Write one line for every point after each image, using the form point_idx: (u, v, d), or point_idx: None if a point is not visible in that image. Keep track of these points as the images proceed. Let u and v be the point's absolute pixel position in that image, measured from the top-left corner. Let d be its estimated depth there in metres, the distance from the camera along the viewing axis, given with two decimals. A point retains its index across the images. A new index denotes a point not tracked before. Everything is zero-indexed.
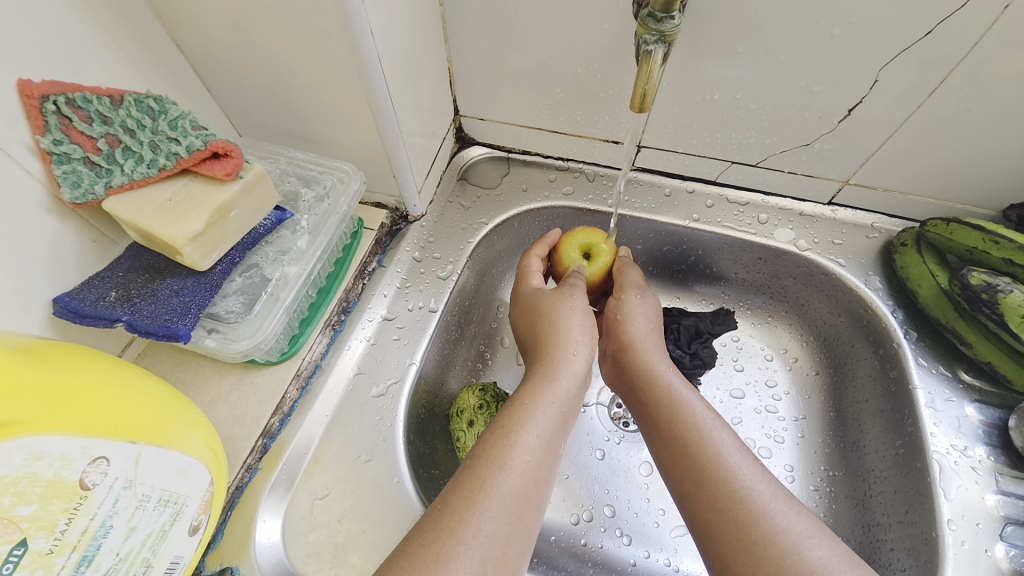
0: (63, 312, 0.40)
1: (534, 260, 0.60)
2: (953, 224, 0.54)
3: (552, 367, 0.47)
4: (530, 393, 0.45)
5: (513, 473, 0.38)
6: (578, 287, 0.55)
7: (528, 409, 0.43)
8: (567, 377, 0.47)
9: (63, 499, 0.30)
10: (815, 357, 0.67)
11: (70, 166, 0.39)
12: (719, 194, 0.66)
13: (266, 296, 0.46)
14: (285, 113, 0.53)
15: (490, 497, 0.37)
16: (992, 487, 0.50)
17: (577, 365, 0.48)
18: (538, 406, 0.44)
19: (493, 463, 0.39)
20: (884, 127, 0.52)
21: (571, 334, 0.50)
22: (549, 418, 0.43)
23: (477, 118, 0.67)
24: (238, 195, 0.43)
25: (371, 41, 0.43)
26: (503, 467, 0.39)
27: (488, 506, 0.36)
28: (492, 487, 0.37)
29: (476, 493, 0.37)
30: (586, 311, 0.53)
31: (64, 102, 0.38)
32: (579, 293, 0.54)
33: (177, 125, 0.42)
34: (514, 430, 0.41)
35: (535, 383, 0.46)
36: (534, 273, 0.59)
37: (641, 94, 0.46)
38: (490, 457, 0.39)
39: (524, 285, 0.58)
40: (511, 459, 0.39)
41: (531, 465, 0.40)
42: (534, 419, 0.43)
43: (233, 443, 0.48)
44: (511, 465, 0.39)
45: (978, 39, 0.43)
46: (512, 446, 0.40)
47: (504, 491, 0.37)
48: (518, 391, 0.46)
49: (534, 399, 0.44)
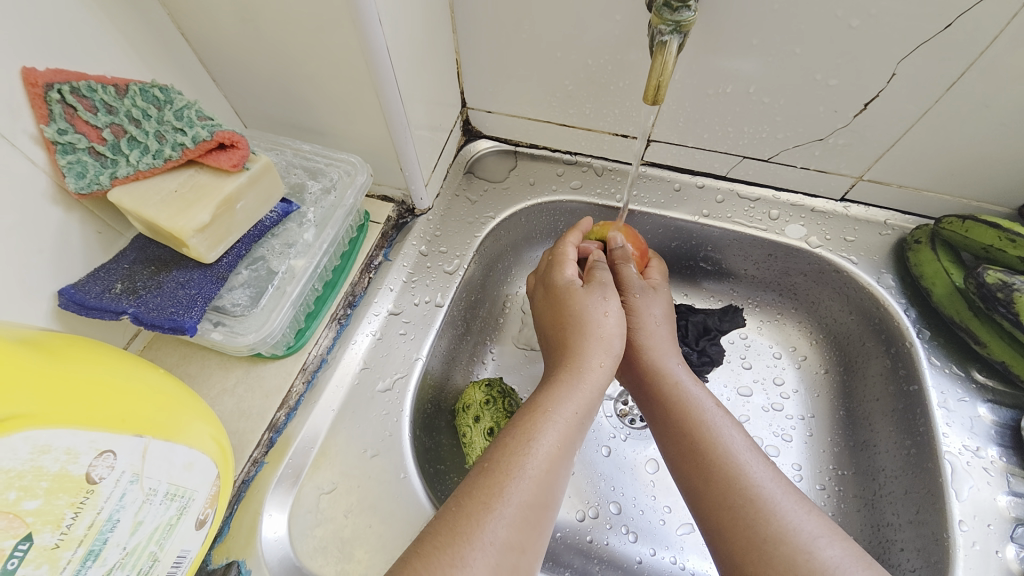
0: (69, 304, 0.40)
1: (570, 248, 0.57)
2: (969, 221, 0.54)
3: (576, 373, 0.46)
4: (548, 397, 0.44)
5: (529, 481, 0.38)
6: (607, 286, 0.52)
7: (549, 416, 0.42)
8: (592, 387, 0.45)
9: (69, 493, 0.29)
10: (825, 356, 0.66)
11: (74, 156, 0.38)
12: (729, 189, 0.65)
13: (273, 289, 0.46)
14: (291, 104, 0.53)
15: (506, 505, 0.36)
16: (1005, 488, 0.49)
17: (602, 375, 0.46)
18: (560, 413, 0.43)
19: (511, 470, 0.38)
20: (900, 122, 0.51)
21: (600, 339, 0.48)
22: (568, 426, 0.42)
23: (484, 111, 0.66)
24: (244, 186, 0.42)
25: (379, 30, 0.42)
26: (520, 475, 0.38)
27: (504, 514, 0.36)
28: (509, 494, 0.37)
29: (491, 499, 0.36)
30: (618, 311, 0.50)
31: (69, 91, 0.38)
32: (611, 293, 0.51)
33: (182, 116, 0.41)
34: (533, 438, 0.40)
35: (557, 388, 0.45)
36: (569, 262, 0.56)
37: (655, 86, 0.44)
38: (507, 464, 0.39)
39: (557, 274, 0.55)
40: (528, 466, 0.39)
41: (548, 473, 0.39)
42: (555, 426, 0.42)
43: (239, 437, 0.48)
44: (528, 473, 0.38)
45: (998, 35, 0.42)
46: (529, 454, 0.39)
47: (520, 498, 0.37)
48: (537, 396, 0.45)
49: (553, 405, 0.43)
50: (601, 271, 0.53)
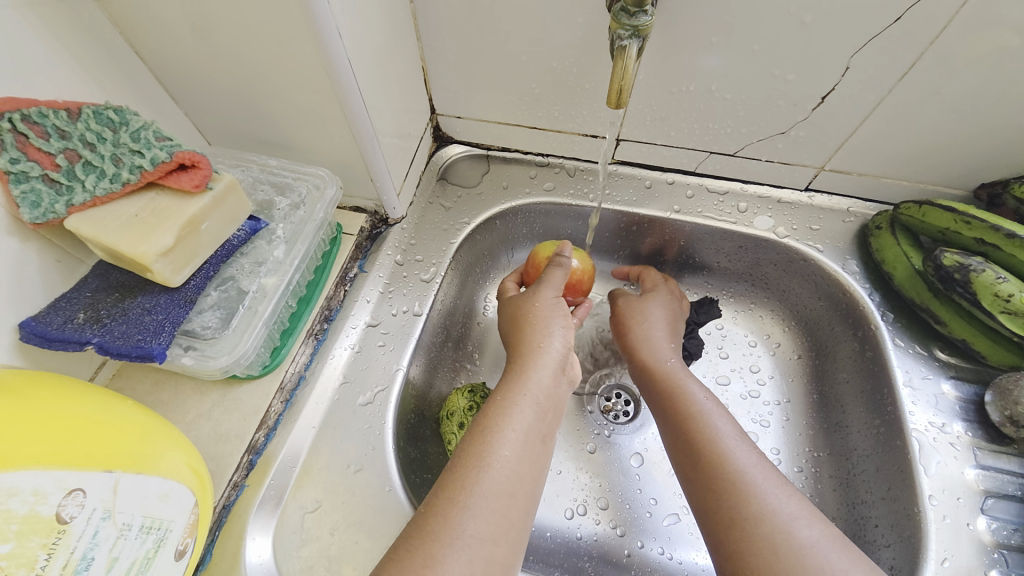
0: (30, 337, 0.39)
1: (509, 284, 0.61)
2: (926, 206, 0.56)
3: (525, 360, 0.47)
4: (505, 388, 0.45)
5: (494, 471, 0.38)
6: (550, 281, 0.54)
7: (505, 403, 0.43)
8: (542, 369, 0.46)
9: (40, 534, 0.28)
10: (797, 342, 0.68)
11: (28, 185, 0.37)
12: (698, 184, 0.66)
13: (244, 309, 0.45)
14: (255, 118, 0.52)
15: (472, 497, 0.37)
16: (972, 462, 0.51)
17: (550, 357, 0.48)
18: (514, 401, 0.43)
19: (471, 462, 0.39)
20: (856, 114, 0.53)
21: (540, 327, 0.50)
22: (528, 413, 0.43)
23: (454, 117, 0.66)
24: (208, 207, 0.41)
25: (340, 43, 0.42)
26: (481, 465, 0.39)
27: (471, 505, 0.36)
28: (473, 486, 0.37)
29: (457, 493, 0.37)
30: (556, 300, 0.53)
31: (20, 118, 0.36)
32: (543, 285, 0.54)
33: (139, 137, 0.40)
34: (493, 427, 0.41)
35: (510, 378, 0.46)
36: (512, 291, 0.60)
37: (617, 91, 0.45)
38: (468, 456, 0.39)
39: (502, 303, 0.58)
40: (490, 456, 0.39)
41: (513, 462, 0.40)
42: (512, 413, 0.42)
43: (218, 461, 0.47)
44: (491, 463, 0.39)
45: (947, 23, 0.44)
46: (490, 444, 0.40)
47: (487, 489, 0.38)
48: (498, 387, 0.45)
49: (511, 394, 0.44)
50: (551, 269, 0.55)
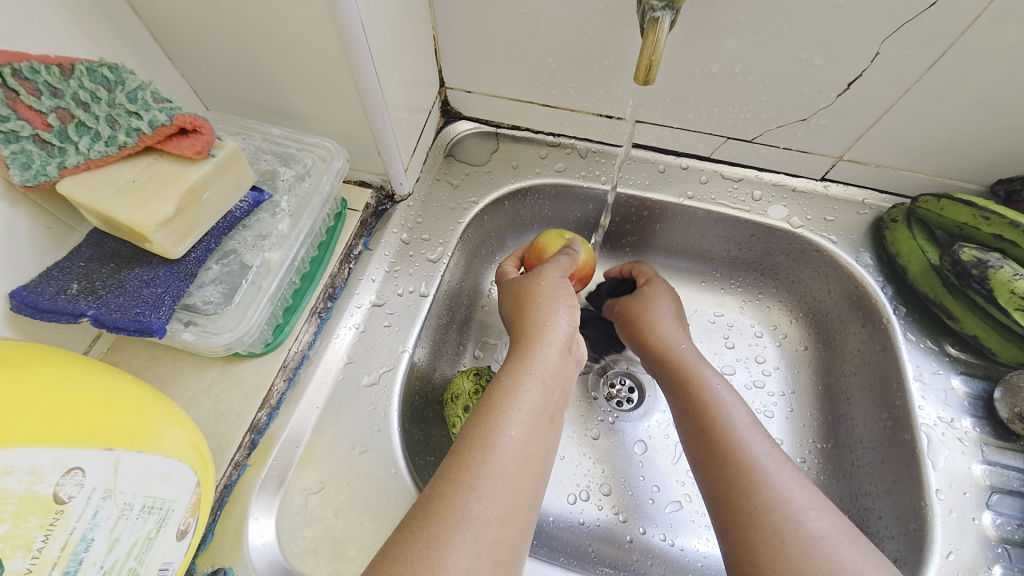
0: (21, 307, 0.36)
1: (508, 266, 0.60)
2: (944, 200, 0.55)
3: (530, 340, 0.46)
4: (509, 368, 0.43)
5: (500, 452, 0.37)
6: (557, 265, 0.54)
7: (511, 384, 0.42)
8: (547, 349, 0.45)
9: (38, 515, 0.27)
10: (804, 333, 0.68)
11: (18, 145, 0.34)
12: (713, 170, 0.65)
13: (247, 285, 0.43)
14: (258, 84, 0.49)
15: (478, 478, 0.36)
16: (979, 457, 0.51)
17: (556, 337, 0.46)
18: (520, 382, 0.42)
19: (477, 442, 0.38)
20: (881, 103, 0.52)
21: (545, 306, 0.49)
22: (534, 394, 0.42)
23: (464, 90, 0.63)
24: (210, 175, 0.39)
25: (353, 5, 0.39)
26: (487, 446, 0.38)
27: (477, 487, 0.35)
28: (478, 467, 0.36)
29: (463, 475, 0.36)
30: (560, 281, 0.52)
31: (9, 73, 0.33)
32: (546, 267, 0.53)
33: (136, 98, 0.38)
34: (498, 408, 0.40)
35: (515, 358, 0.45)
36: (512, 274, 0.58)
37: (646, 65, 0.42)
38: (474, 436, 0.38)
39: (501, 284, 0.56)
40: (497, 437, 0.38)
41: (519, 443, 0.39)
42: (518, 394, 0.41)
43: (218, 440, 0.46)
44: (497, 443, 0.38)
45: (983, 10, 0.42)
46: (496, 425, 0.39)
47: (494, 471, 0.37)
48: (503, 366, 0.44)
49: (516, 374, 0.42)
50: (559, 257, 0.55)
